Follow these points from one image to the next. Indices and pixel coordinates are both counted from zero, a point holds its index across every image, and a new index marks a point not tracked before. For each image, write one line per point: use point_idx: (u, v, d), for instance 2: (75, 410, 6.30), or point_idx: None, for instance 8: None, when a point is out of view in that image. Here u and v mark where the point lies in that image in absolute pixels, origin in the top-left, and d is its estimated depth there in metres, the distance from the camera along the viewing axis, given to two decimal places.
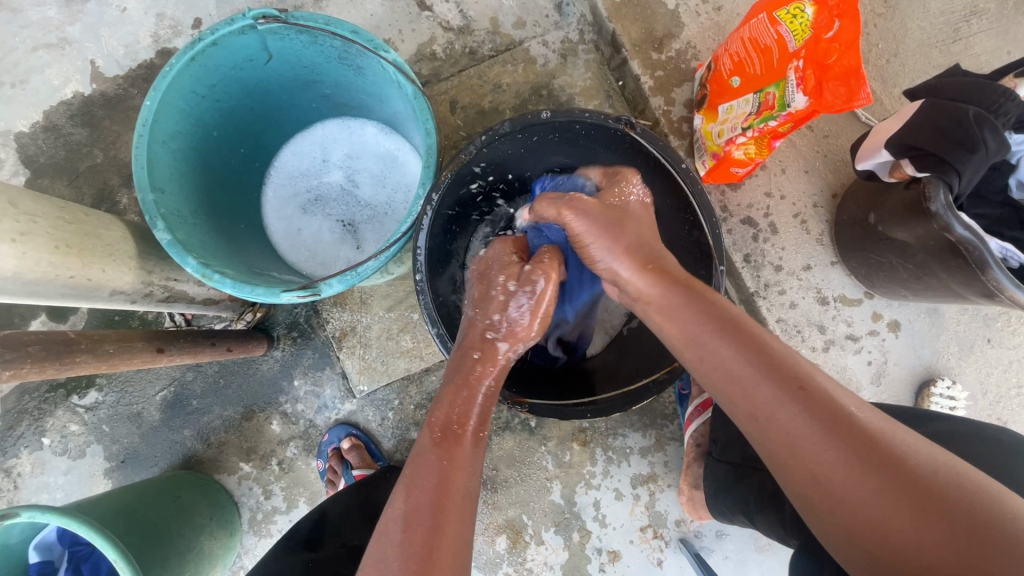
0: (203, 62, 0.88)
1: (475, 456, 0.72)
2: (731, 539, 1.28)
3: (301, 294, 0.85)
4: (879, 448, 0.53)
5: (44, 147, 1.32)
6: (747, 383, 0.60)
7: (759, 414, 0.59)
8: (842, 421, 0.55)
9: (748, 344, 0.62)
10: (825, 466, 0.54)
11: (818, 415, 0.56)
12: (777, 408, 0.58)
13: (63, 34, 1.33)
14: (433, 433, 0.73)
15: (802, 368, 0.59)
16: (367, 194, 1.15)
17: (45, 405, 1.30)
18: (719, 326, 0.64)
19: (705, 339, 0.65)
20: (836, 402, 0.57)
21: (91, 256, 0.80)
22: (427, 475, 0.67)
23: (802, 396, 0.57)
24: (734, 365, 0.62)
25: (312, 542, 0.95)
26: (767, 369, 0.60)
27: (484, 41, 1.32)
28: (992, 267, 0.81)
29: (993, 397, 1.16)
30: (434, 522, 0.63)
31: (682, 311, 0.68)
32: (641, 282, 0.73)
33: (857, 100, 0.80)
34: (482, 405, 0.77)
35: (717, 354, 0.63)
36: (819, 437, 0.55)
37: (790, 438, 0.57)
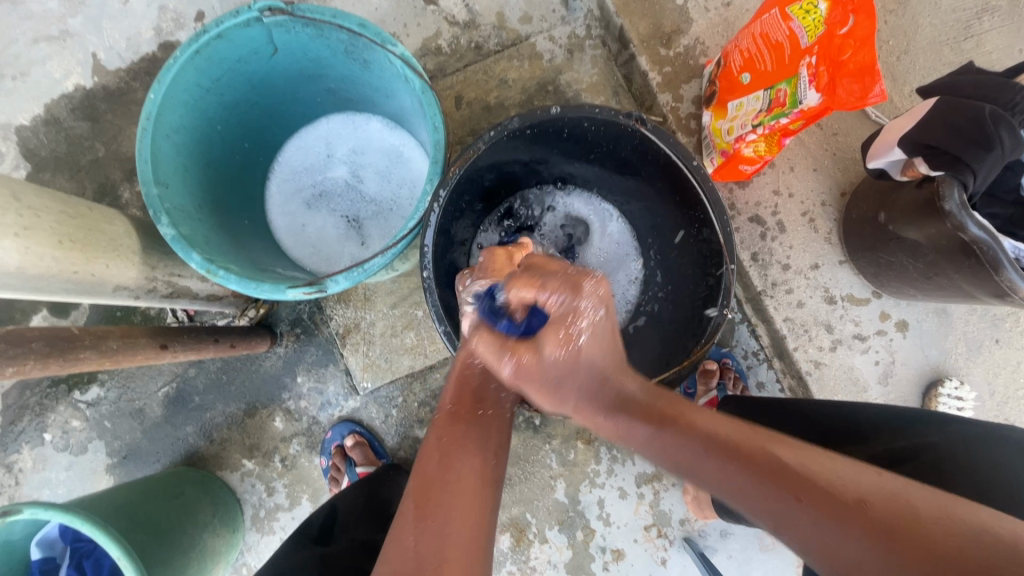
0: (208, 55, 0.87)
1: (489, 432, 0.71)
2: (735, 538, 1.27)
3: (306, 291, 0.84)
4: (891, 523, 0.46)
5: (45, 141, 1.31)
6: (743, 497, 0.54)
7: (766, 524, 0.53)
8: (839, 499, 0.49)
9: (720, 450, 0.57)
10: (853, 565, 0.46)
11: (812, 503, 0.49)
12: (782, 518, 0.51)
13: (65, 27, 1.32)
14: (442, 414, 0.72)
15: (778, 456, 0.54)
16: (372, 190, 1.14)
17: (46, 401, 1.29)
18: (695, 441, 0.59)
19: (686, 457, 0.59)
20: (828, 481, 0.50)
21: (96, 251, 0.79)
22: (444, 449, 0.67)
23: (789, 490, 0.51)
24: (725, 481, 0.55)
25: (322, 538, 0.94)
26: (748, 474, 0.54)
27: (490, 35, 1.31)
28: (1007, 267, 0.79)
29: (1001, 397, 1.15)
30: (448, 500, 0.61)
31: (652, 436, 0.62)
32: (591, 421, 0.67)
33: (871, 97, 0.80)
34: (499, 387, 0.75)
35: (704, 469, 0.57)
36: (827, 530, 0.48)
37: (806, 540, 0.49)
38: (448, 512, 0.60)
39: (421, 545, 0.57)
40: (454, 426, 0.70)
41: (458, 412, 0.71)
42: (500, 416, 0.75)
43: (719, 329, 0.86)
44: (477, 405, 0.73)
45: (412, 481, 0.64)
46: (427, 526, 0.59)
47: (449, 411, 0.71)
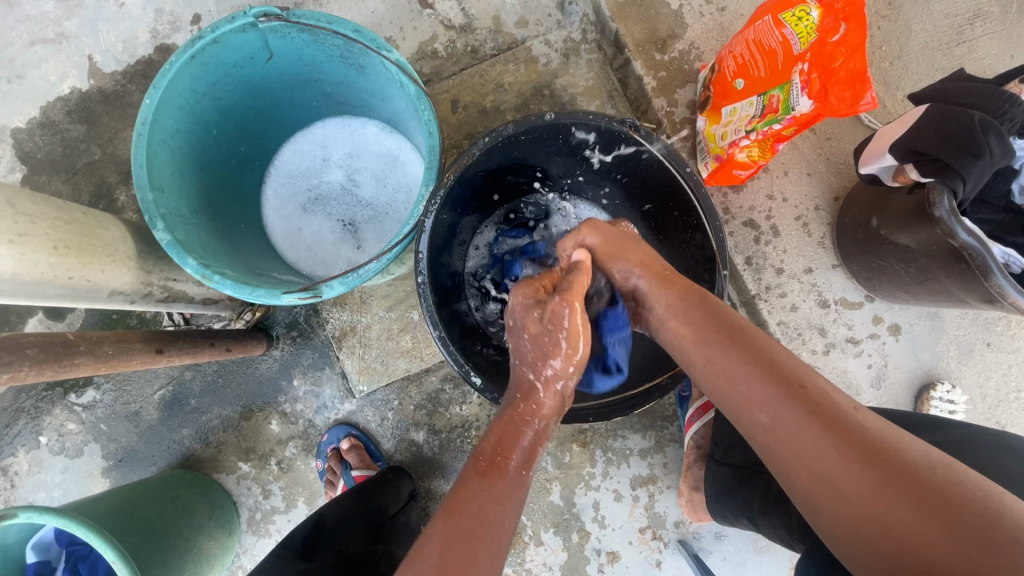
0: (204, 60, 0.87)
1: (520, 491, 0.67)
2: (730, 541, 1.28)
3: (302, 296, 0.85)
4: (877, 447, 0.53)
5: (41, 143, 1.31)
6: (749, 386, 0.60)
7: (760, 418, 0.59)
8: (842, 419, 0.55)
9: (750, 349, 0.62)
10: (826, 466, 0.54)
11: (816, 416, 0.56)
12: (778, 410, 0.58)
13: (61, 30, 1.32)
14: (479, 460, 0.69)
15: (798, 368, 0.60)
16: (368, 194, 1.15)
17: (42, 403, 1.29)
18: (718, 332, 0.65)
19: (711, 342, 0.65)
20: (835, 402, 0.57)
21: (91, 256, 0.79)
22: (471, 501, 0.64)
23: (802, 399, 0.57)
24: (736, 369, 0.62)
25: (307, 550, 0.93)
26: (769, 375, 0.60)
27: (486, 39, 1.31)
28: (996, 274, 0.81)
29: (993, 401, 1.16)
30: (470, 555, 0.60)
31: (694, 317, 0.68)
32: (652, 289, 0.74)
33: (863, 104, 0.81)
34: (533, 443, 0.72)
35: (721, 360, 0.63)
36: (818, 439, 0.55)
37: (789, 441, 0.56)
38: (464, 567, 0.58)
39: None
40: (494, 482, 0.66)
41: (491, 466, 0.68)
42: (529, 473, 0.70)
43: None
44: (508, 460, 0.69)
45: (437, 524, 0.62)
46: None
47: (485, 462, 0.68)
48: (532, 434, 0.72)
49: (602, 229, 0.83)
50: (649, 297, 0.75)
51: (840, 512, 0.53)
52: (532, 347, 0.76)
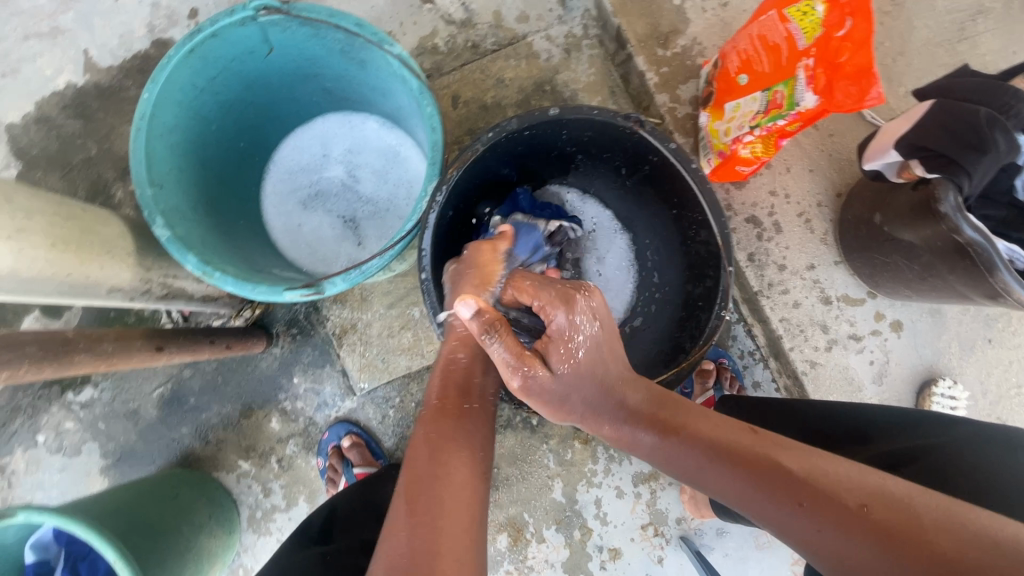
0: (203, 54, 0.86)
1: (475, 427, 0.71)
2: (732, 537, 1.28)
3: (304, 293, 0.84)
4: (893, 526, 0.50)
5: (36, 139, 1.30)
6: (755, 508, 0.58)
7: (780, 530, 0.56)
8: (845, 502, 0.53)
9: (731, 459, 0.61)
10: (861, 568, 0.50)
11: (822, 509, 0.53)
12: (789, 525, 0.55)
13: (56, 24, 1.30)
14: (428, 411, 0.72)
15: (781, 461, 0.58)
16: (369, 190, 1.14)
17: (40, 402, 1.28)
18: (699, 453, 0.63)
19: (698, 470, 0.63)
20: (831, 484, 0.55)
21: (90, 253, 0.78)
22: (423, 451, 0.66)
23: (802, 498, 0.55)
24: (734, 493, 0.60)
25: (323, 537, 0.93)
26: (762, 484, 0.58)
27: (486, 34, 1.30)
28: (1001, 270, 0.80)
29: (994, 396, 1.16)
30: (438, 490, 0.62)
31: (664, 448, 0.65)
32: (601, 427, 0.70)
33: (868, 99, 0.79)
34: (482, 381, 0.76)
35: (716, 485, 0.61)
36: (838, 537, 0.52)
37: (817, 547, 0.53)
38: (436, 504, 0.60)
39: (415, 535, 0.57)
40: (444, 422, 0.70)
41: (445, 408, 0.72)
42: (485, 411, 0.75)
43: (718, 331, 0.86)
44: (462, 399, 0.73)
45: (401, 479, 0.64)
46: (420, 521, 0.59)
47: (435, 407, 0.72)
48: (471, 369, 0.76)
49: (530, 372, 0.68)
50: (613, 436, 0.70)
51: None
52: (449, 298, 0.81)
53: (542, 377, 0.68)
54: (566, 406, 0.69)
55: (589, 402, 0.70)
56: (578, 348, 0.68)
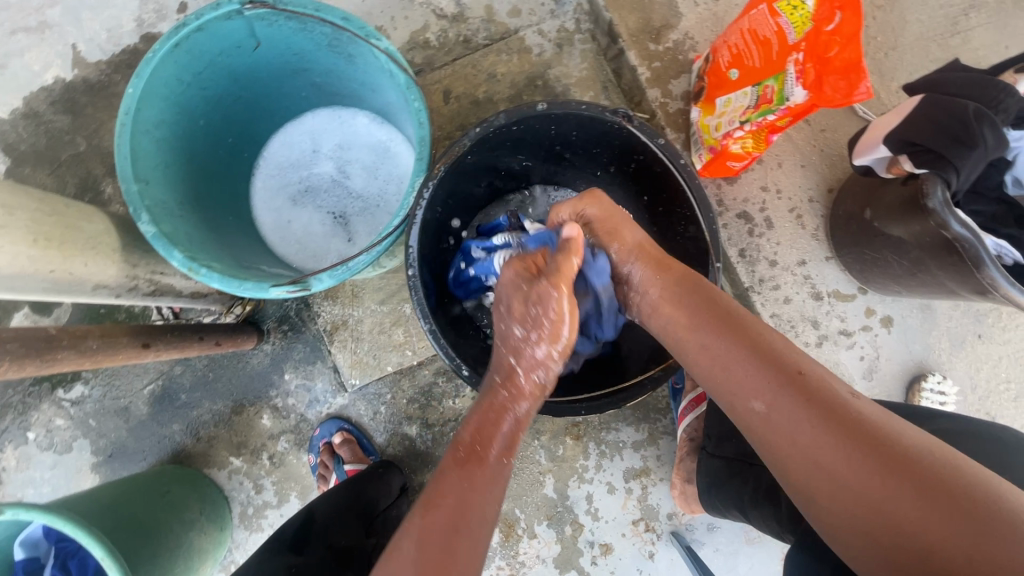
0: (188, 48, 0.85)
1: (500, 481, 0.67)
2: (722, 532, 1.28)
3: (291, 289, 0.84)
4: (871, 430, 0.53)
5: (24, 135, 1.29)
6: (740, 369, 0.62)
7: (754, 406, 0.60)
8: (839, 404, 0.56)
9: (751, 339, 0.64)
10: (819, 450, 0.54)
11: (812, 402, 0.57)
12: (769, 392, 0.59)
13: (44, 18, 1.29)
14: (458, 449, 0.69)
15: (796, 356, 0.61)
16: (359, 185, 1.13)
17: (30, 399, 1.28)
18: (713, 318, 0.68)
19: (703, 330, 0.68)
20: (833, 388, 0.58)
21: (74, 249, 0.77)
22: (448, 497, 0.64)
23: (798, 386, 0.58)
24: (728, 354, 0.64)
25: (297, 544, 0.91)
26: (769, 364, 0.61)
27: (478, 29, 1.29)
28: (988, 265, 0.80)
29: (983, 392, 1.16)
30: (449, 547, 0.60)
31: (694, 314, 0.70)
32: (649, 275, 0.78)
33: (858, 94, 0.80)
34: (516, 433, 0.72)
35: (713, 347, 0.66)
36: (811, 427, 0.55)
37: (780, 429, 0.58)
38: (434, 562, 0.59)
39: None
40: (473, 470, 0.66)
41: (473, 453, 0.68)
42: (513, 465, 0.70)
43: None
44: (488, 449, 0.69)
45: (414, 518, 0.63)
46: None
47: (465, 449, 0.69)
48: (514, 422, 0.72)
49: (603, 203, 0.86)
50: (649, 290, 0.77)
51: (833, 494, 0.53)
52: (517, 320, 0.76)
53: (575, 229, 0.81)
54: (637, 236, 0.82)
55: (651, 258, 0.79)
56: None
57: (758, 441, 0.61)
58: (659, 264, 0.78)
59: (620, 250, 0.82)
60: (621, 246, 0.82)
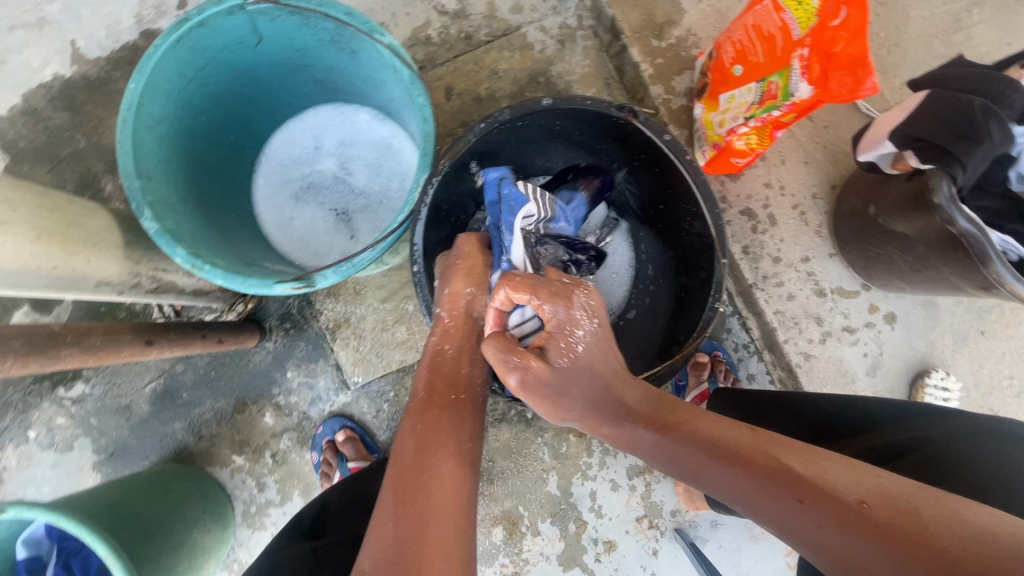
0: (190, 44, 0.84)
1: (464, 414, 0.72)
2: (726, 529, 1.28)
3: (294, 286, 0.83)
4: (887, 520, 0.49)
5: (23, 132, 1.28)
6: (757, 504, 0.57)
7: (777, 530, 0.55)
8: (845, 501, 0.52)
9: (737, 461, 0.59)
10: (858, 562, 0.49)
11: (819, 509, 0.52)
12: (793, 524, 0.54)
13: (43, 14, 1.28)
14: (416, 402, 0.72)
15: (777, 464, 0.57)
16: (361, 182, 1.13)
17: (30, 398, 1.27)
18: (701, 449, 0.62)
19: (699, 465, 0.62)
20: (828, 484, 0.54)
21: (76, 246, 0.77)
22: (408, 443, 0.66)
23: (812, 507, 0.53)
24: (738, 489, 0.58)
25: (314, 531, 0.93)
26: (766, 483, 0.56)
27: (480, 25, 1.29)
28: (994, 261, 0.79)
29: (986, 388, 1.16)
30: (422, 484, 0.61)
31: (666, 444, 0.65)
32: (600, 427, 0.70)
33: (863, 89, 0.79)
34: (468, 369, 0.77)
35: (720, 482, 0.60)
36: (833, 538, 0.51)
37: (814, 548, 0.52)
38: (422, 496, 0.60)
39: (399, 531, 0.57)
40: (430, 412, 0.70)
41: (432, 399, 0.72)
42: (471, 397, 0.75)
43: (711, 323, 0.86)
44: (450, 390, 0.73)
45: (389, 474, 0.64)
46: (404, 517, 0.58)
47: (422, 399, 0.72)
48: (456, 359, 0.78)
49: (536, 383, 0.68)
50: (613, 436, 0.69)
51: None
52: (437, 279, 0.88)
53: (537, 372, 0.68)
54: (567, 402, 0.69)
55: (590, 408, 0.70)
56: (578, 343, 0.69)
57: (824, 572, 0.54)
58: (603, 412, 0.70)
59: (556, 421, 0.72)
60: (538, 407, 0.71)
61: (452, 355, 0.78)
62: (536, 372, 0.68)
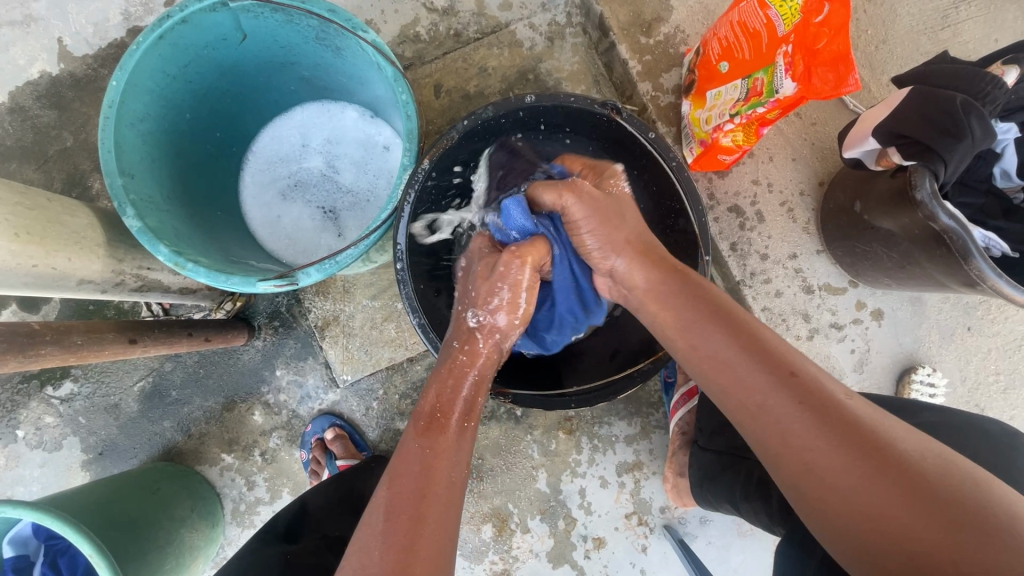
0: (173, 41, 0.84)
1: (466, 439, 0.72)
2: (715, 525, 1.29)
3: (278, 283, 0.83)
4: (865, 433, 0.53)
5: (10, 130, 1.27)
6: (738, 370, 0.61)
7: (750, 405, 0.59)
8: (839, 408, 0.55)
9: (737, 331, 0.64)
10: (813, 450, 0.54)
11: (808, 402, 0.56)
12: (768, 394, 0.58)
13: (29, 11, 1.27)
14: (421, 419, 0.72)
15: (792, 355, 0.60)
16: (348, 180, 1.13)
17: (18, 397, 1.27)
18: (706, 314, 0.67)
19: (698, 326, 0.67)
20: (830, 391, 0.57)
21: (56, 244, 0.77)
22: (411, 466, 0.65)
23: (795, 387, 0.57)
24: (722, 351, 0.63)
25: (290, 535, 0.92)
26: (759, 360, 0.60)
27: (469, 22, 1.28)
28: (976, 257, 0.80)
29: (972, 383, 1.17)
30: (419, 515, 0.61)
31: (680, 303, 0.70)
32: (636, 270, 0.77)
33: (846, 86, 0.80)
34: (472, 394, 0.76)
35: (709, 343, 0.65)
36: (802, 426, 0.55)
37: (775, 427, 0.57)
38: (415, 523, 0.60)
39: (389, 562, 0.57)
40: (437, 436, 0.69)
41: (436, 419, 0.71)
42: (473, 420, 0.75)
43: None
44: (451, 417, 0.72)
45: (382, 494, 0.63)
46: (396, 540, 0.58)
47: (427, 420, 0.71)
48: (472, 385, 0.78)
49: (588, 197, 0.80)
50: (635, 279, 0.77)
51: (829, 499, 0.53)
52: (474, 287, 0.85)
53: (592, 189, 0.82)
54: (618, 227, 0.79)
55: (638, 250, 0.78)
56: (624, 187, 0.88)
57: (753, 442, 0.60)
58: (650, 258, 0.77)
59: (597, 251, 0.81)
60: (592, 234, 0.80)
61: (472, 384, 0.77)
62: (592, 192, 0.81)
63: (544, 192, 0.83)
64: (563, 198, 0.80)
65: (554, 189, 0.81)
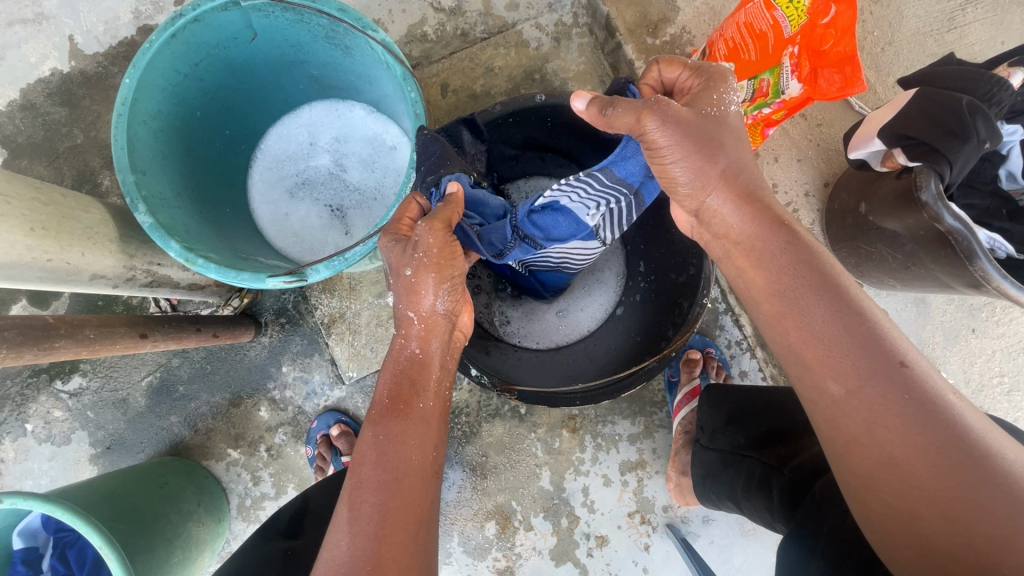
0: (185, 39, 0.85)
1: (431, 424, 0.69)
2: (717, 524, 1.29)
3: (287, 279, 0.84)
4: (968, 441, 0.49)
5: (21, 127, 1.28)
6: (836, 350, 0.56)
7: (835, 391, 0.55)
8: (944, 412, 0.51)
9: (847, 308, 0.57)
10: (896, 450, 0.51)
11: (913, 400, 0.52)
12: (865, 383, 0.54)
13: (40, 9, 1.29)
14: (375, 408, 0.68)
15: (902, 343, 0.55)
16: (356, 177, 1.13)
17: (28, 390, 1.28)
18: (812, 282, 0.59)
19: (795, 295, 0.60)
20: (937, 388, 0.52)
21: (70, 239, 0.78)
22: (366, 454, 0.64)
23: (901, 381, 0.53)
24: (823, 328, 0.57)
25: (291, 531, 0.91)
26: (866, 344, 0.55)
27: (476, 22, 1.29)
28: (981, 258, 0.80)
29: (976, 385, 1.17)
30: (383, 504, 0.61)
31: (779, 262, 0.62)
32: (732, 210, 0.67)
33: (852, 87, 0.84)
34: (438, 377, 0.73)
35: (807, 316, 0.58)
36: (897, 424, 0.51)
37: (861, 419, 0.53)
38: (379, 513, 0.60)
39: (355, 550, 0.58)
40: (393, 422, 0.66)
41: (396, 407, 0.68)
42: (438, 405, 0.72)
43: (700, 319, 0.90)
44: (412, 399, 0.69)
45: (346, 484, 0.64)
46: (361, 531, 0.59)
47: (383, 407, 0.68)
48: (424, 370, 0.73)
49: (679, 122, 0.65)
50: (729, 224, 0.67)
51: (903, 500, 0.50)
52: (396, 288, 0.75)
53: (679, 109, 0.65)
54: (722, 158, 0.66)
55: (735, 184, 0.67)
56: (732, 102, 0.68)
57: (827, 425, 0.57)
58: (746, 196, 0.67)
59: (686, 185, 0.69)
60: (679, 163, 0.67)
61: (420, 361, 0.73)
62: (679, 113, 0.65)
63: (619, 123, 0.68)
64: (643, 124, 0.66)
65: (631, 114, 0.66)
